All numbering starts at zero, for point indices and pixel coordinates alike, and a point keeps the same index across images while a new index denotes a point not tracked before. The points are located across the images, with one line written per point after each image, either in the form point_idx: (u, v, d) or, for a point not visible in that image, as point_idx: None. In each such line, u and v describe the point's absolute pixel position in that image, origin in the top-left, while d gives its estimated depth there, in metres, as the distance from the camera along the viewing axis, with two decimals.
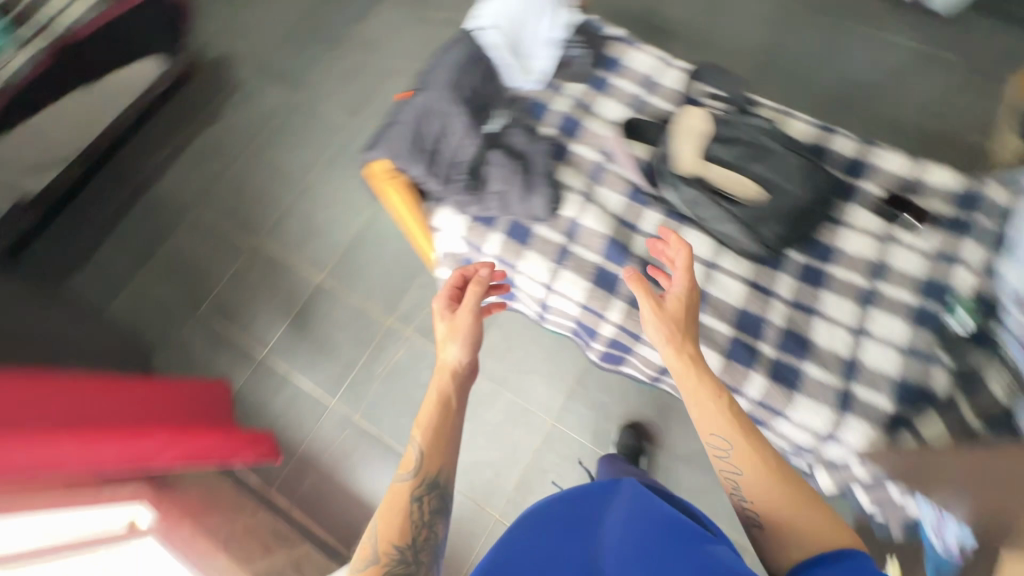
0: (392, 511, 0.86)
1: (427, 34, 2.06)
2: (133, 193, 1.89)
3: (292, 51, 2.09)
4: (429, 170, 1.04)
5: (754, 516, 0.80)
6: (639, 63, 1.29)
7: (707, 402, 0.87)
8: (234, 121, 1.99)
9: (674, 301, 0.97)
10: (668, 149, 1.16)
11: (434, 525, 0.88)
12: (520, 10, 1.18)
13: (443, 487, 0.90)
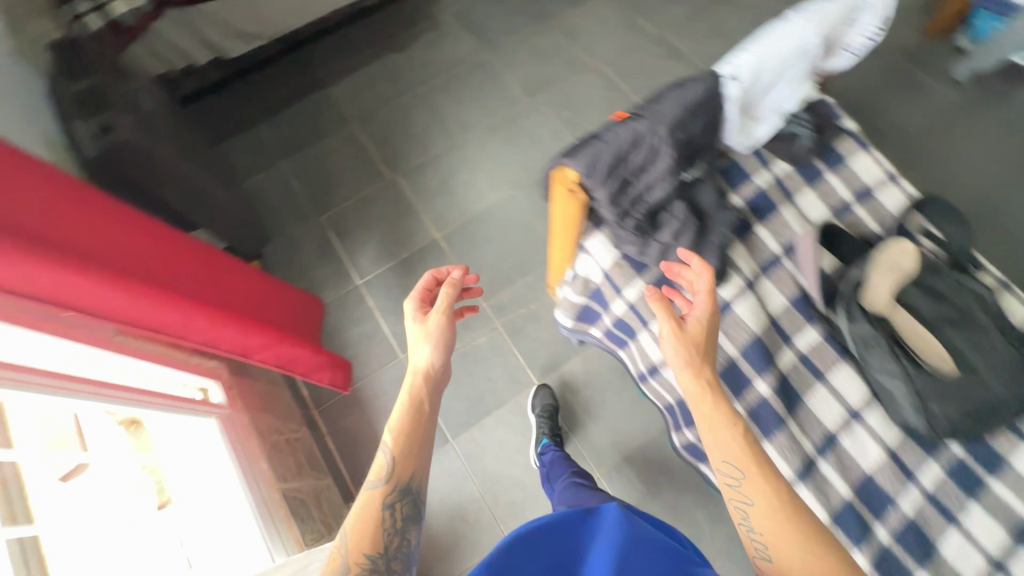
0: (365, 522, 0.76)
1: (635, 42, 1.98)
2: (308, 87, 1.97)
3: (499, 17, 2.08)
4: (614, 198, 0.95)
5: (763, 550, 0.70)
6: (863, 168, 1.15)
7: (722, 430, 0.77)
8: (421, 56, 2.02)
9: (695, 322, 0.87)
10: (864, 275, 1.03)
11: (407, 532, 0.79)
12: (776, 65, 1.01)
13: (415, 491, 0.81)
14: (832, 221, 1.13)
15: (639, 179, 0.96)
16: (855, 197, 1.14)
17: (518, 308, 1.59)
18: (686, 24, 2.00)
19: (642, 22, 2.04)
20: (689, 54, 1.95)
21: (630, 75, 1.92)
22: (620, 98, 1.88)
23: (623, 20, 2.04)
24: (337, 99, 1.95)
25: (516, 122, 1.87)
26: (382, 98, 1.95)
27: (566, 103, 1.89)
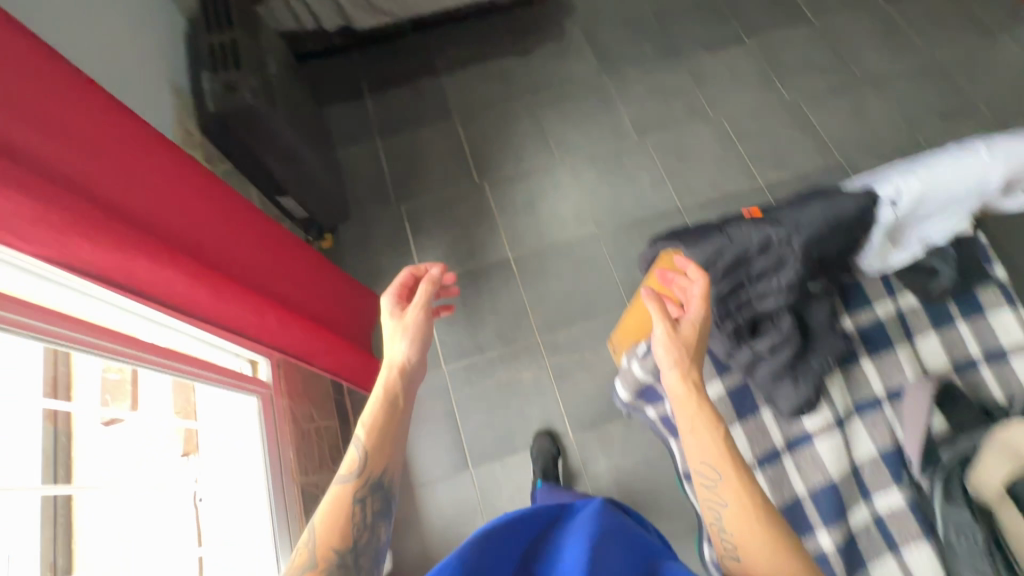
0: (333, 517, 0.73)
1: (766, 104, 1.84)
2: (420, 72, 1.95)
3: (628, 42, 1.98)
4: (720, 299, 0.87)
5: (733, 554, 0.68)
6: (1008, 326, 1.00)
7: (703, 432, 0.74)
8: (539, 66, 1.96)
9: (692, 330, 0.82)
10: (973, 451, 0.89)
11: (377, 527, 0.77)
12: (942, 200, 0.88)
13: (388, 485, 0.80)
14: (951, 378, 0.99)
15: (755, 287, 0.87)
16: (986, 358, 1.00)
17: (570, 350, 1.53)
18: (827, 97, 1.85)
19: (776, 81, 1.90)
20: (819, 129, 1.80)
21: (748, 136, 1.79)
22: (733, 160, 1.76)
23: (760, 75, 1.89)
24: (445, 90, 1.92)
25: (618, 158, 1.78)
26: (490, 100, 1.90)
27: (675, 151, 1.78)
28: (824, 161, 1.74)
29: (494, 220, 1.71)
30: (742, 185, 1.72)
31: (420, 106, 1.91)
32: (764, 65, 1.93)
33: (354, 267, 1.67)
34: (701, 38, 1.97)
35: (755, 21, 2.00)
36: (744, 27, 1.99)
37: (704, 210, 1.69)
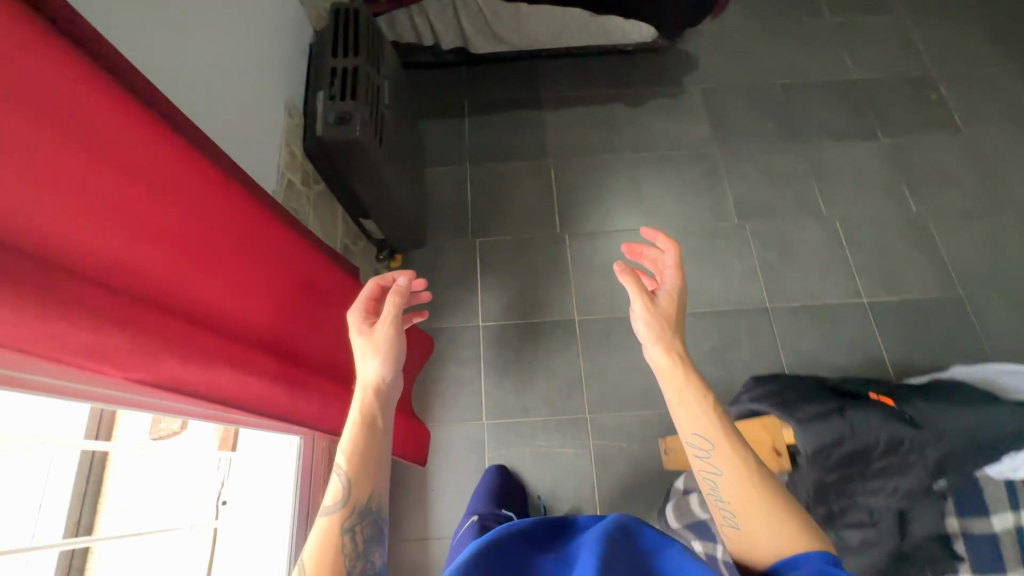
0: (324, 556, 0.67)
1: (888, 214, 1.68)
2: (523, 103, 1.89)
3: (746, 117, 1.86)
4: (819, 484, 0.77)
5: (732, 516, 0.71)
6: None
7: (692, 401, 0.77)
8: (648, 122, 1.86)
9: (668, 300, 0.86)
10: None
11: (371, 553, 0.72)
12: None
13: (377, 510, 0.75)
14: None
15: (864, 482, 0.77)
16: None
17: (619, 437, 1.44)
18: (961, 221, 1.66)
19: (907, 189, 1.71)
20: (945, 253, 1.61)
21: (861, 245, 1.63)
22: (839, 268, 1.60)
23: (886, 182, 1.73)
24: (546, 127, 1.85)
25: (711, 239, 1.66)
26: (589, 146, 1.82)
27: (776, 244, 1.65)
28: (943, 293, 1.56)
29: (567, 274, 1.63)
30: (842, 299, 1.57)
31: (512, 137, 1.84)
32: (895, 168, 1.75)
33: None
34: (828, 127, 1.82)
35: (893, 120, 1.83)
36: (879, 124, 1.82)
37: (795, 316, 1.55)
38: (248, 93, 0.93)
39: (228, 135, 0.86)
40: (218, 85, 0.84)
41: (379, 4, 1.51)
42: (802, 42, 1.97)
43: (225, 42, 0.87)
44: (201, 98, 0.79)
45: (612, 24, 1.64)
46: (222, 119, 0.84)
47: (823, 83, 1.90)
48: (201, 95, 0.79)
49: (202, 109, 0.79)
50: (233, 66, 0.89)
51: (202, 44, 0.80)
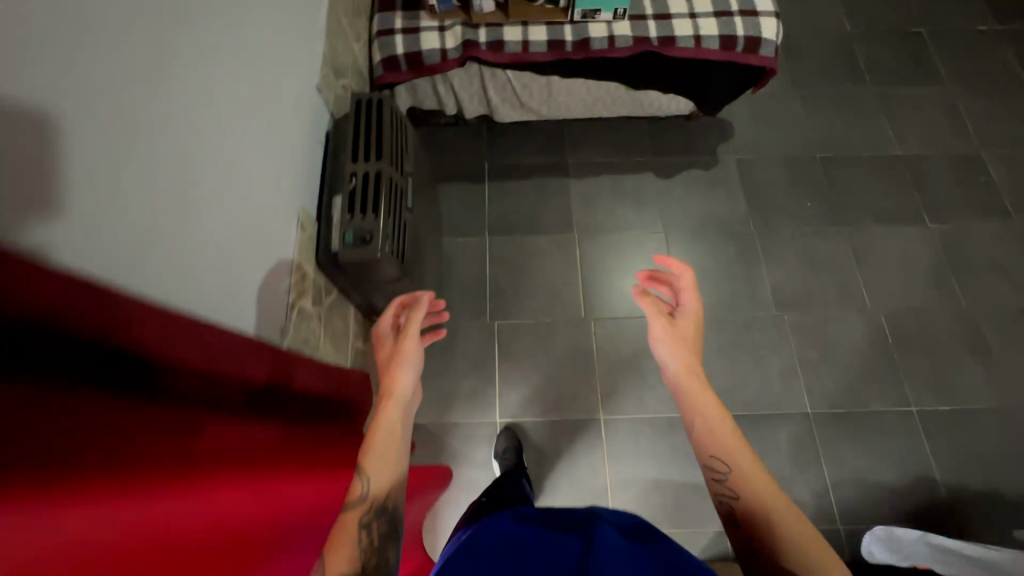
0: (342, 546, 0.61)
1: (937, 309, 1.56)
2: (546, 170, 1.78)
3: (786, 191, 1.74)
4: None
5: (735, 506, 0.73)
6: None
7: (709, 406, 0.81)
8: (679, 194, 1.74)
9: (688, 322, 0.97)
10: None
11: (388, 550, 0.65)
12: None
13: (392, 512, 0.68)
14: None
15: None
16: None
17: None
18: (1016, 319, 1.54)
19: (958, 281, 1.60)
20: (1000, 358, 1.49)
21: (909, 343, 1.51)
22: (886, 370, 1.48)
23: (936, 271, 1.61)
24: (571, 197, 1.74)
25: (748, 330, 1.54)
26: (616, 220, 1.71)
27: (817, 339, 1.53)
28: (998, 403, 1.44)
29: (592, 365, 1.52)
30: (889, 405, 1.44)
31: (534, 206, 1.73)
32: (945, 256, 1.63)
33: (429, 380, 1.50)
34: (871, 207, 1.72)
35: (939, 201, 1.72)
36: (926, 205, 1.71)
37: (838, 424, 1.43)
38: (264, 219, 0.82)
39: (242, 281, 0.74)
40: (234, 225, 0.73)
41: (400, 71, 1.40)
42: (843, 111, 1.86)
43: (242, 172, 0.76)
44: (216, 252, 0.68)
45: (650, 97, 1.54)
46: (237, 266, 0.73)
47: (865, 157, 1.80)
48: (216, 250, 0.68)
49: (217, 266, 0.68)
50: (250, 196, 0.78)
51: (218, 186, 0.69)
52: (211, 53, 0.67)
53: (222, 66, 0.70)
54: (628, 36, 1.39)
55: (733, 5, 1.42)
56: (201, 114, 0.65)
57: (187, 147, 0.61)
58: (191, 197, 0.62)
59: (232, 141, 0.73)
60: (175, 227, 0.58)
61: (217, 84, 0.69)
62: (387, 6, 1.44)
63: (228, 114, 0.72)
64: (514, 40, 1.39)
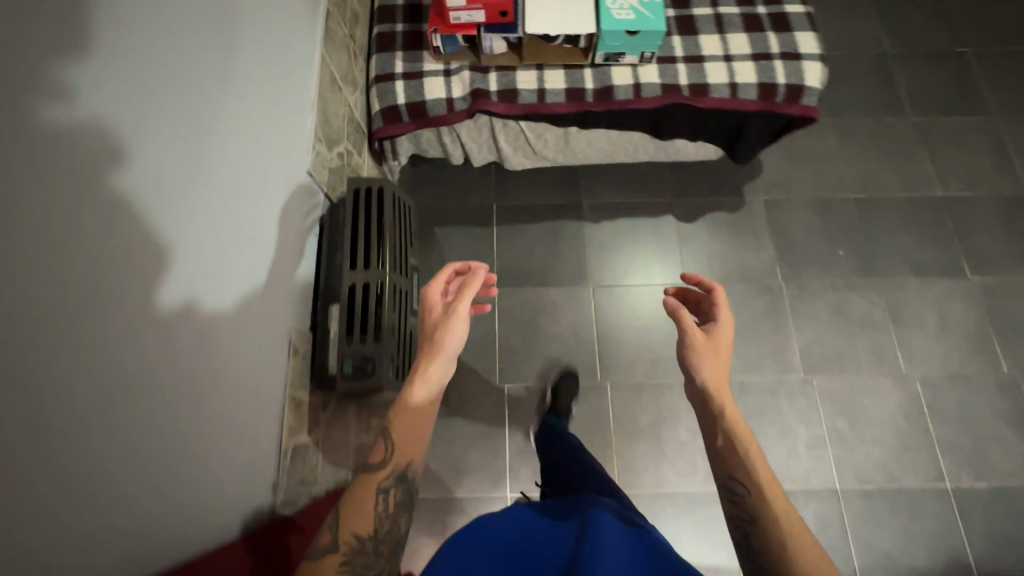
0: (362, 502, 0.72)
1: (975, 374, 1.47)
2: (559, 215, 1.65)
3: (818, 238, 1.62)
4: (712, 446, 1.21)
5: (747, 521, 0.68)
6: None
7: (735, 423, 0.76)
8: (702, 241, 1.62)
9: (724, 338, 0.86)
10: None
11: (399, 518, 0.73)
12: None
13: (410, 478, 0.76)
14: None
15: None
16: None
17: None
18: None
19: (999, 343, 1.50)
20: None
21: (944, 413, 1.43)
22: (918, 444, 1.41)
23: (975, 331, 1.51)
24: (586, 244, 1.62)
25: (775, 397, 1.45)
26: (635, 271, 1.60)
27: (847, 408, 1.44)
28: None
29: (609, 435, 1.43)
30: (922, 482, 1.37)
31: (547, 255, 1.61)
32: (985, 314, 1.53)
33: (436, 451, 1.42)
34: (908, 257, 1.60)
35: (981, 251, 1.60)
36: (967, 256, 1.60)
37: (869, 503, 1.35)
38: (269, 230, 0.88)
39: (207, 460, 0.70)
40: (202, 402, 0.69)
41: (400, 123, 1.26)
42: (879, 146, 1.73)
43: (215, 339, 0.72)
44: (176, 446, 0.64)
45: (676, 146, 1.39)
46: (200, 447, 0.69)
47: (903, 200, 1.67)
48: (175, 445, 0.64)
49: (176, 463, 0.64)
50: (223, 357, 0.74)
51: (183, 374, 0.66)
52: (180, 235, 0.65)
53: (196, 240, 0.68)
54: (656, 83, 1.25)
55: (772, 48, 1.28)
56: (160, 311, 0.62)
57: (143, 354, 0.59)
58: (143, 411, 0.59)
59: (202, 315, 0.69)
60: (122, 450, 0.56)
61: (187, 265, 0.66)
62: (387, 47, 1.29)
63: (200, 286, 0.69)
64: (529, 88, 1.25)
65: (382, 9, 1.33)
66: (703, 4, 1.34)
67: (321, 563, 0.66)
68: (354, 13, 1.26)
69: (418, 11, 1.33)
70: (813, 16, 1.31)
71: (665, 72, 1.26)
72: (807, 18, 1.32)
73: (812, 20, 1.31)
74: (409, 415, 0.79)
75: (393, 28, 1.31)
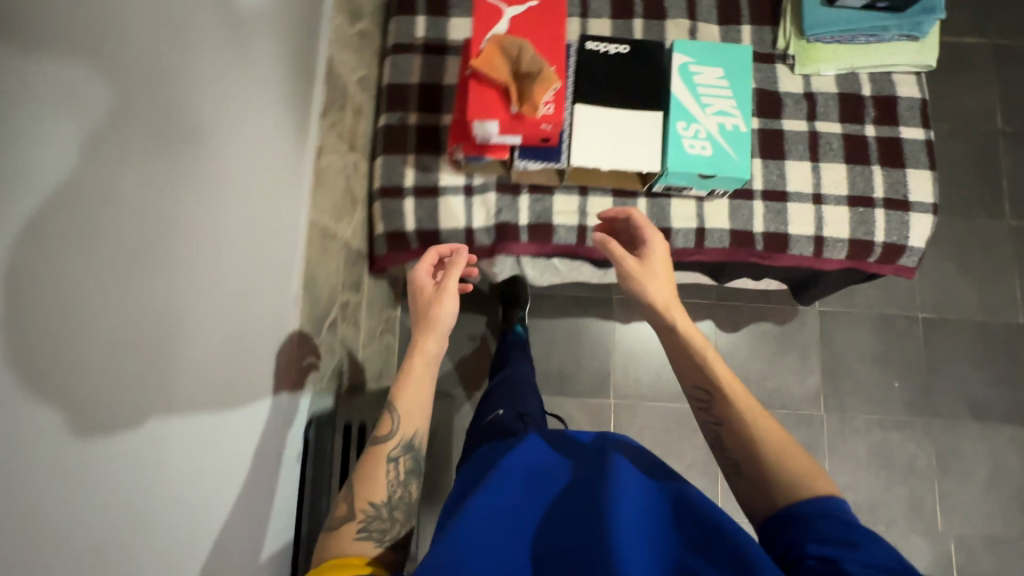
0: (366, 473, 0.71)
1: (1016, 540, 1.36)
2: (584, 314, 1.46)
3: (871, 364, 1.44)
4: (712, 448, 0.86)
5: (716, 423, 0.73)
6: None
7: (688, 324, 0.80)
8: (740, 357, 1.45)
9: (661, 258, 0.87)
10: None
11: (410, 484, 0.73)
12: None
13: (416, 448, 0.75)
14: None
15: None
16: None
17: None
18: None
19: None
20: None
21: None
22: None
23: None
24: (611, 350, 1.45)
25: None
26: (660, 386, 1.43)
27: None
28: None
29: None
30: None
31: (565, 361, 1.44)
32: None
33: None
34: (969, 396, 1.43)
35: None
36: None
37: None
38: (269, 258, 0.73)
39: (215, 487, 0.61)
40: (195, 438, 0.58)
41: (408, 250, 1.04)
42: (962, 254, 1.50)
43: (193, 442, 0.58)
44: (176, 472, 0.54)
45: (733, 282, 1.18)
46: (196, 487, 0.58)
47: (977, 325, 1.46)
48: (176, 469, 0.54)
49: (174, 488, 0.54)
50: (228, 370, 0.63)
51: (185, 387, 0.56)
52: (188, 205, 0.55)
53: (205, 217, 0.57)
54: (724, 229, 1.02)
55: (876, 189, 1.03)
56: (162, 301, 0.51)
57: (130, 419, 0.48)
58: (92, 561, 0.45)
59: (208, 307, 0.59)
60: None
61: (193, 246, 0.56)
62: (396, 149, 1.04)
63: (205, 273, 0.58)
64: (567, 224, 1.02)
65: (393, 91, 1.06)
66: (797, 116, 1.06)
67: (339, 532, 0.65)
68: (357, 104, 0.99)
69: (438, 98, 1.06)
70: (934, 147, 1.04)
71: (736, 214, 1.02)
72: (925, 149, 1.04)
73: (932, 152, 1.04)
74: (411, 385, 0.78)
75: (405, 120, 1.05)
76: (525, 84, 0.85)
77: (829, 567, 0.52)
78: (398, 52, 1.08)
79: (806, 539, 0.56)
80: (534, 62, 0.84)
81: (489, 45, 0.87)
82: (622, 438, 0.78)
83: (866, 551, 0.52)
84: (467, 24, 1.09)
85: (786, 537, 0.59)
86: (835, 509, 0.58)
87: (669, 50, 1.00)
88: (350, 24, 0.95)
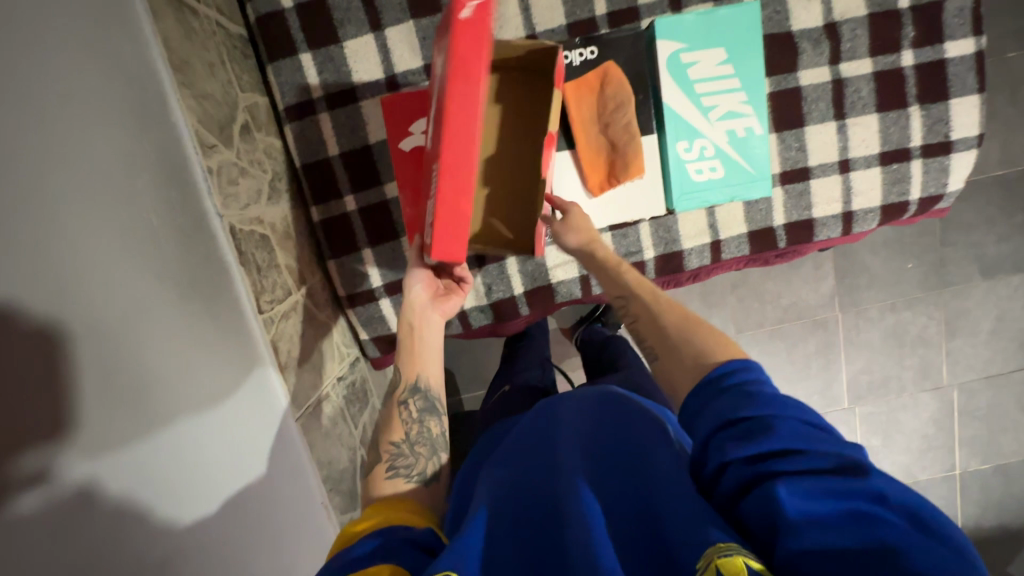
0: (386, 419, 0.66)
1: (1012, 372, 1.49)
2: None
3: (884, 251, 1.40)
4: None
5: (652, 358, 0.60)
6: None
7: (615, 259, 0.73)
8: (752, 282, 1.41)
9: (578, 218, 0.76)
10: None
11: (428, 421, 0.67)
12: None
13: (426, 390, 0.69)
14: None
15: None
16: None
17: None
18: None
19: None
20: None
21: (971, 413, 1.51)
22: (941, 444, 1.53)
23: None
24: None
25: None
26: None
27: (883, 428, 1.52)
28: None
29: None
30: (933, 474, 1.55)
31: None
32: None
33: None
34: (982, 257, 1.41)
35: None
36: None
37: None
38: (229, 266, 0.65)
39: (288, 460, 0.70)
40: (250, 451, 0.64)
41: None
42: (989, 101, 1.32)
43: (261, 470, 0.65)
44: (212, 472, 0.58)
45: None
46: (278, 483, 0.67)
47: (995, 179, 1.37)
48: (201, 441, 0.57)
49: (207, 457, 0.58)
50: (218, 358, 0.62)
51: (220, 423, 0.60)
52: (37, 221, 0.44)
53: (69, 223, 0.47)
54: (743, 235, 0.89)
55: (912, 136, 0.86)
56: (99, 326, 0.48)
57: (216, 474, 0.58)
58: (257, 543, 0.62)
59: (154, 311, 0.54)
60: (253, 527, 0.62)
61: (87, 255, 0.49)
62: (347, 247, 0.86)
63: (116, 276, 0.50)
64: (567, 277, 0.89)
65: (312, 173, 0.83)
66: (818, 61, 0.83)
67: (372, 475, 0.61)
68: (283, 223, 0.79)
69: (370, 166, 0.84)
70: (985, 58, 0.83)
71: (754, 212, 0.87)
72: (975, 67, 0.84)
73: (983, 67, 0.84)
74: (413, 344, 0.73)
75: (342, 207, 0.85)
76: (612, 148, 0.78)
77: (786, 451, 0.41)
78: (294, 116, 0.81)
79: (716, 424, 0.45)
80: (623, 132, 0.77)
81: (595, 74, 0.76)
82: (581, 393, 0.62)
83: (779, 430, 0.42)
84: (370, 48, 0.80)
85: (700, 425, 0.47)
86: (749, 378, 0.48)
87: (649, 36, 0.76)
88: (227, 138, 0.69)
